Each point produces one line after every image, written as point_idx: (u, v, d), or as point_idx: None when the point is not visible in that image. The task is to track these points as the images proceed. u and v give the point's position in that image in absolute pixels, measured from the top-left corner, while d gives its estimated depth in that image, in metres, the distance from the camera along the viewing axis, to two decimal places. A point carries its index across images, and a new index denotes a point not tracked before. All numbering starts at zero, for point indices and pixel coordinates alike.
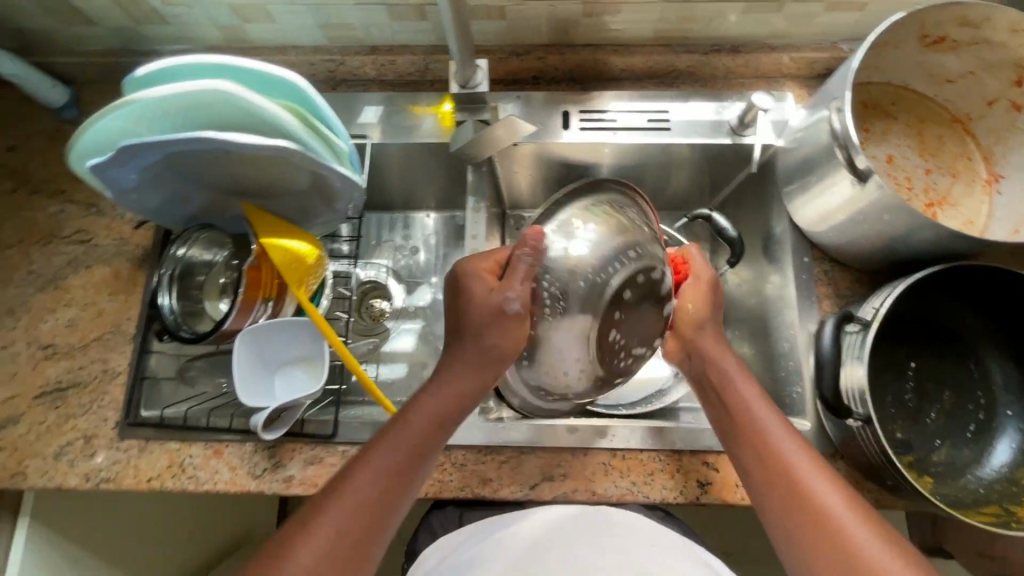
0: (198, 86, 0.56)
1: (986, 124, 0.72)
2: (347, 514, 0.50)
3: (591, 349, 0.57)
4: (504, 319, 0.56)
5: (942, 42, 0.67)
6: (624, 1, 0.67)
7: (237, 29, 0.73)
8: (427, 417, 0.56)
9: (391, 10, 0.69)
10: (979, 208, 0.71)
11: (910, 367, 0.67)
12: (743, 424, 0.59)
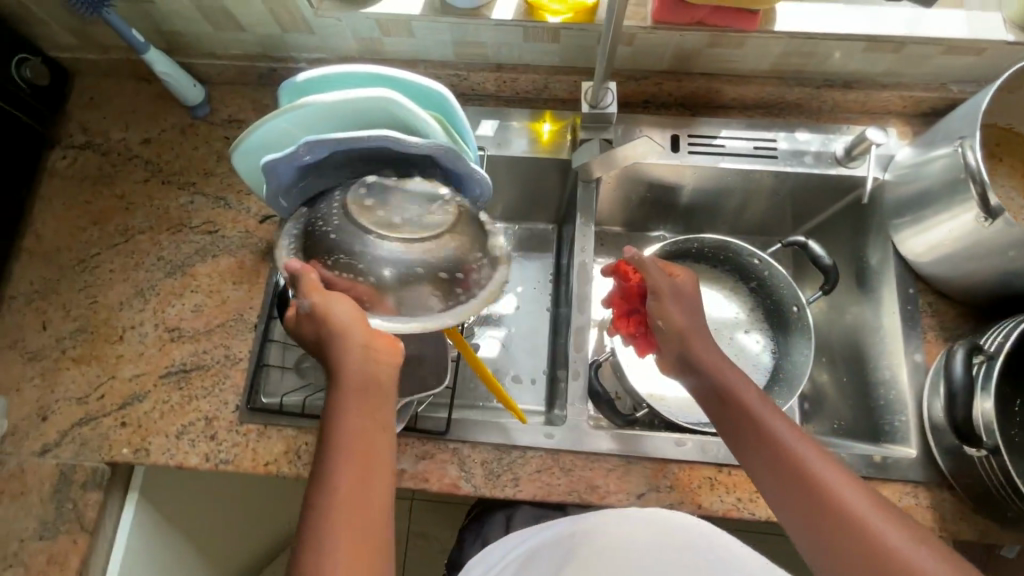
0: (356, 92, 0.59)
1: None
2: (347, 462, 0.53)
3: (406, 232, 0.58)
4: (317, 318, 0.57)
5: None
6: (751, 35, 0.71)
7: (375, 41, 0.78)
8: (354, 346, 0.56)
9: (527, 31, 0.73)
10: None
11: (1016, 406, 0.65)
12: (744, 430, 0.60)
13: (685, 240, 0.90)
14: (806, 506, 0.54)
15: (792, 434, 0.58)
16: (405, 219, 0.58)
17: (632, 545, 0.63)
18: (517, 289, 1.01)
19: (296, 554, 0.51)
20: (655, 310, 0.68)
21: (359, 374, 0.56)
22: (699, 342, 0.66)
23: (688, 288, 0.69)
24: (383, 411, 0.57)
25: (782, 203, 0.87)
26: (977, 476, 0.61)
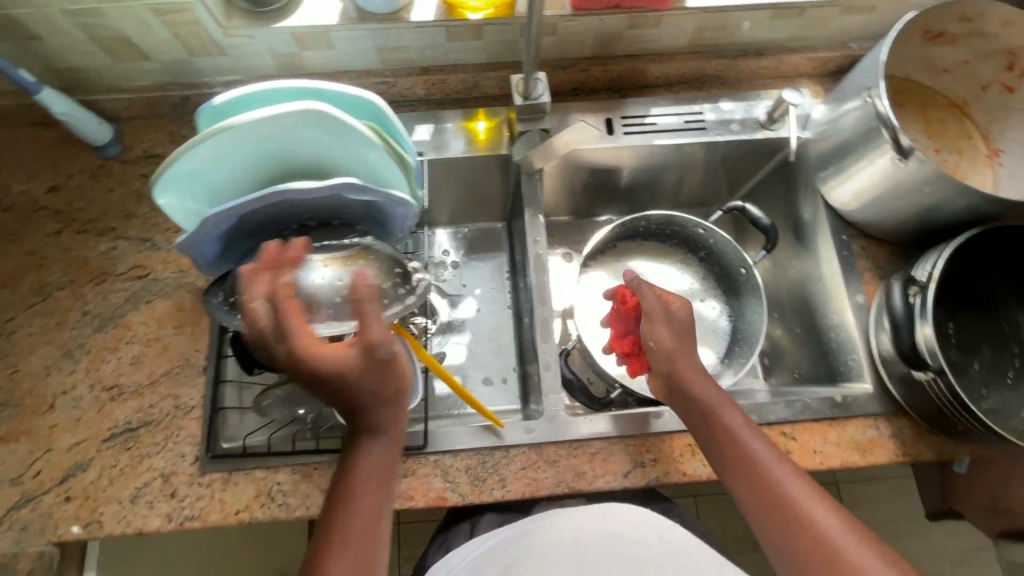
0: (280, 108, 0.57)
1: (981, 107, 0.81)
2: (356, 501, 0.58)
3: (323, 252, 0.62)
4: (374, 360, 0.55)
5: (941, 37, 0.75)
6: (666, 14, 0.73)
7: (294, 56, 0.74)
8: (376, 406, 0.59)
9: (450, 30, 0.72)
10: (985, 179, 0.79)
11: (950, 328, 0.72)
12: (714, 442, 0.63)
13: (632, 220, 0.93)
14: (769, 509, 0.59)
15: (768, 455, 0.61)
16: (322, 244, 0.63)
17: (587, 539, 0.71)
18: (475, 292, 1.00)
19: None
20: (645, 331, 0.70)
21: (382, 413, 0.60)
22: (684, 363, 0.67)
23: (681, 314, 0.70)
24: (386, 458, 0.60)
25: (716, 173, 0.91)
26: (929, 398, 0.65)
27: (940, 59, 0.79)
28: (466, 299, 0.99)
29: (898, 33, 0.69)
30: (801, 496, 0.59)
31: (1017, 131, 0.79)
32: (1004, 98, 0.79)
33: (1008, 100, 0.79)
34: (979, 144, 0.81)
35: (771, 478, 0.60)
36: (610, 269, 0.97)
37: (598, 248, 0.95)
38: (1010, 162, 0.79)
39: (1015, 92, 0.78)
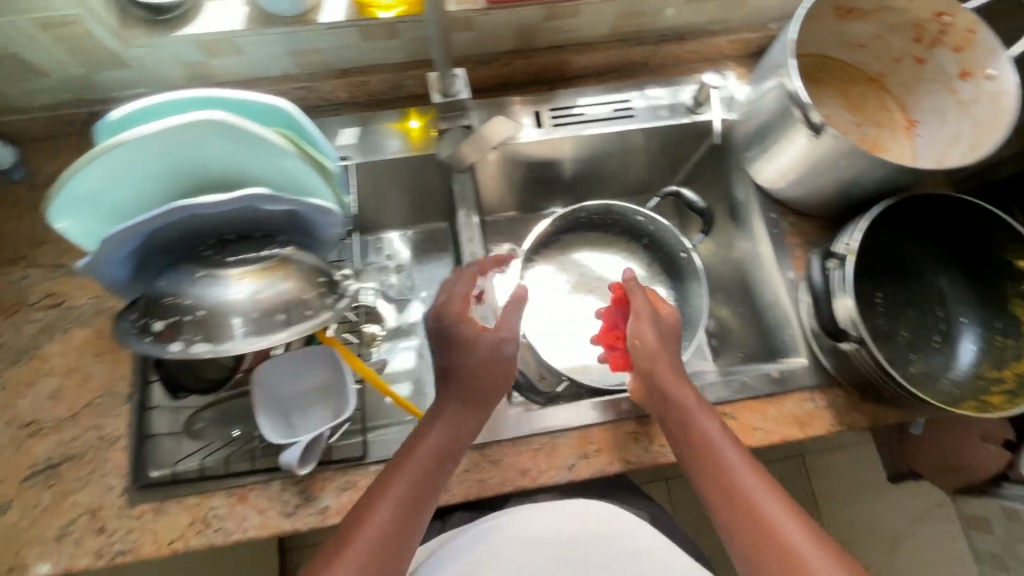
0: (182, 120, 0.55)
1: (898, 78, 0.82)
2: (404, 502, 0.56)
3: (235, 266, 0.61)
4: (498, 356, 0.63)
5: (852, 13, 0.76)
6: (582, 4, 0.72)
7: (202, 65, 0.71)
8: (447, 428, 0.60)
9: (362, 30, 0.70)
10: (903, 149, 0.81)
11: (877, 297, 0.75)
12: (687, 443, 0.63)
13: (571, 212, 0.93)
14: (736, 510, 0.57)
15: (742, 461, 0.60)
16: (235, 258, 0.61)
17: (554, 537, 0.71)
18: (420, 295, 1.00)
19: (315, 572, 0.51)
20: (632, 330, 0.70)
21: (462, 421, 0.61)
22: (665, 367, 0.67)
23: (669, 320, 0.72)
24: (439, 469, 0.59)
25: (651, 159, 0.91)
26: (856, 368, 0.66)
27: (853, 34, 0.80)
28: (411, 303, 0.99)
29: (802, 11, 0.70)
30: (764, 502, 0.57)
31: (932, 99, 0.80)
32: (917, 70, 0.79)
33: (920, 71, 0.79)
34: (896, 116, 0.83)
35: (738, 481, 0.58)
36: (556, 263, 0.98)
37: (541, 243, 0.96)
38: (925, 133, 0.80)
39: (926, 64, 0.78)
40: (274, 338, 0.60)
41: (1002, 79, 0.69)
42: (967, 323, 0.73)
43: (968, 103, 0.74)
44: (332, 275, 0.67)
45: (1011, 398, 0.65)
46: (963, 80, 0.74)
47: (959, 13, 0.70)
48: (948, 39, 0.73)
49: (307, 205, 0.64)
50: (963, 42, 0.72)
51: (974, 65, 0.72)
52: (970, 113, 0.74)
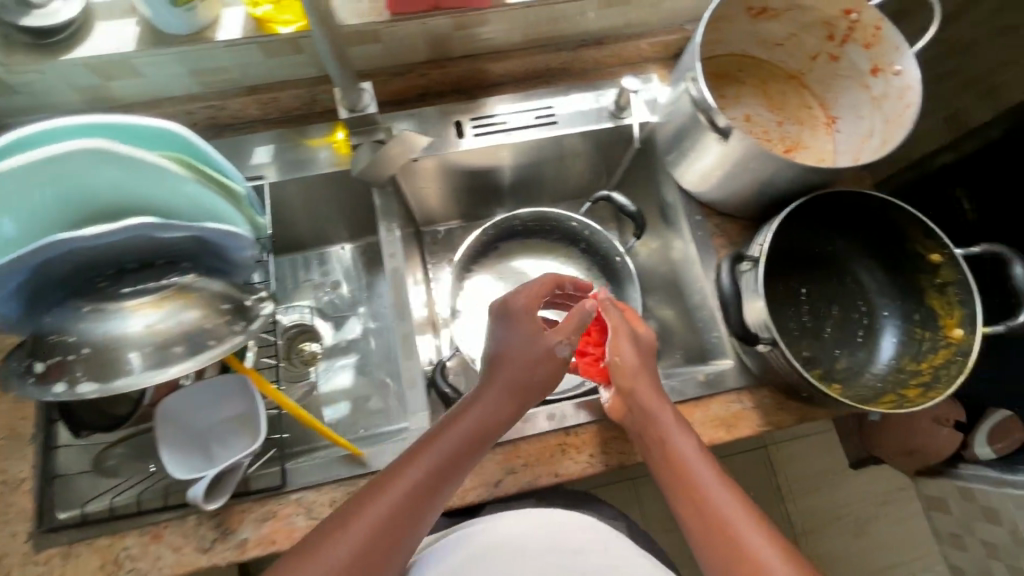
0: (55, 150, 0.52)
1: (815, 76, 0.83)
2: (417, 489, 0.54)
3: (130, 299, 0.58)
4: (549, 357, 0.63)
5: (764, 12, 0.76)
6: (491, 12, 0.71)
7: (99, 87, 0.69)
8: (474, 423, 0.59)
9: (264, 46, 0.68)
10: (825, 146, 0.81)
11: (802, 293, 0.76)
12: (661, 455, 0.63)
13: (504, 220, 0.94)
14: (708, 528, 0.58)
15: (714, 480, 0.60)
16: (131, 289, 0.59)
17: (537, 545, 0.67)
18: (358, 311, 0.98)
19: (316, 541, 0.51)
20: (610, 348, 0.69)
21: (499, 414, 0.60)
22: (644, 385, 0.66)
23: (646, 338, 0.70)
24: (462, 461, 0.58)
25: (582, 163, 0.91)
26: (775, 370, 0.66)
27: (770, 33, 0.80)
28: (349, 319, 0.97)
29: (709, 14, 0.70)
30: (726, 510, 0.58)
31: (849, 95, 0.80)
32: (833, 67, 0.80)
33: (835, 69, 0.80)
34: (816, 112, 0.83)
35: (708, 500, 0.59)
36: (494, 272, 0.97)
37: (475, 253, 0.95)
38: (844, 129, 0.81)
39: (839, 61, 0.78)
40: (174, 369, 0.58)
41: (907, 74, 0.70)
42: (887, 316, 0.74)
43: (880, 99, 0.75)
44: (240, 300, 0.65)
45: (927, 391, 0.65)
46: (875, 76, 0.75)
47: (864, 11, 0.70)
48: (857, 36, 0.74)
49: (209, 230, 0.61)
50: (870, 39, 0.72)
51: (882, 61, 0.73)
52: (882, 109, 0.75)
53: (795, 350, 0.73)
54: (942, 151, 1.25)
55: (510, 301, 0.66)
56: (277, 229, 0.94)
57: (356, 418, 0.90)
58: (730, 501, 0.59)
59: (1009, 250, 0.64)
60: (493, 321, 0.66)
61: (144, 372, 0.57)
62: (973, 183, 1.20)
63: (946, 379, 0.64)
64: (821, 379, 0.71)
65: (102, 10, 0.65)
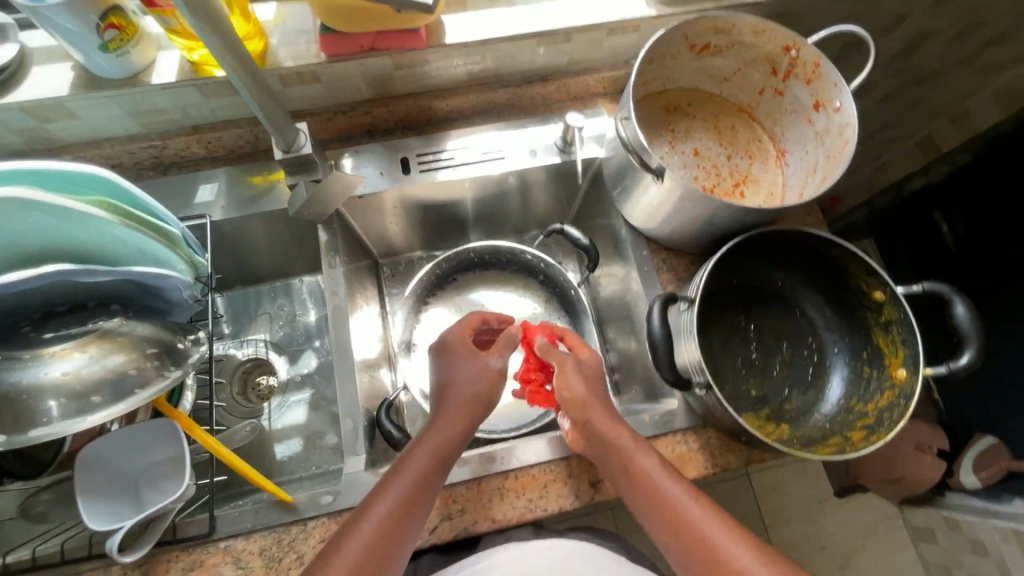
0: None
1: (764, 109, 0.83)
2: (388, 520, 0.52)
3: (52, 346, 0.56)
4: (489, 372, 0.65)
5: (708, 49, 0.76)
6: (429, 52, 0.71)
7: (37, 129, 0.69)
8: (434, 445, 0.59)
9: (201, 88, 0.69)
10: (775, 179, 0.80)
11: (751, 329, 0.74)
12: (627, 479, 0.60)
13: (458, 252, 0.93)
14: (688, 547, 0.54)
15: (687, 496, 0.56)
16: (55, 334, 0.57)
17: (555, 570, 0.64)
18: (315, 344, 0.96)
19: None
20: (558, 382, 0.67)
21: (456, 430, 0.61)
22: (598, 412, 0.63)
23: (593, 366, 0.69)
24: (430, 484, 0.56)
25: (534, 195, 0.90)
26: (714, 414, 0.65)
27: (716, 67, 0.80)
28: (305, 353, 0.95)
29: (644, 54, 0.70)
30: (699, 518, 0.55)
31: (796, 129, 0.80)
32: (779, 101, 0.80)
33: (781, 103, 0.80)
34: (765, 146, 0.83)
35: (684, 517, 0.55)
36: (450, 304, 0.95)
37: (430, 285, 0.93)
38: (792, 163, 0.80)
39: (785, 95, 0.78)
40: (100, 414, 0.56)
41: (846, 111, 0.69)
42: (837, 354, 0.72)
43: (823, 134, 0.75)
44: (171, 343, 0.64)
45: (870, 434, 0.64)
46: (818, 111, 0.75)
47: (802, 47, 0.70)
48: (799, 72, 0.74)
49: (139, 272, 0.61)
50: (811, 74, 0.72)
51: (823, 97, 0.73)
52: (826, 145, 0.74)
53: (742, 390, 0.71)
54: (917, 175, 1.25)
55: (445, 332, 0.70)
56: (237, 266, 0.94)
57: (307, 455, 0.88)
58: (707, 516, 0.55)
59: (949, 289, 0.63)
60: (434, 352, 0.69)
61: (65, 420, 0.55)
62: (950, 205, 1.18)
63: (889, 422, 0.63)
64: (769, 419, 0.70)
65: (38, 56, 0.66)
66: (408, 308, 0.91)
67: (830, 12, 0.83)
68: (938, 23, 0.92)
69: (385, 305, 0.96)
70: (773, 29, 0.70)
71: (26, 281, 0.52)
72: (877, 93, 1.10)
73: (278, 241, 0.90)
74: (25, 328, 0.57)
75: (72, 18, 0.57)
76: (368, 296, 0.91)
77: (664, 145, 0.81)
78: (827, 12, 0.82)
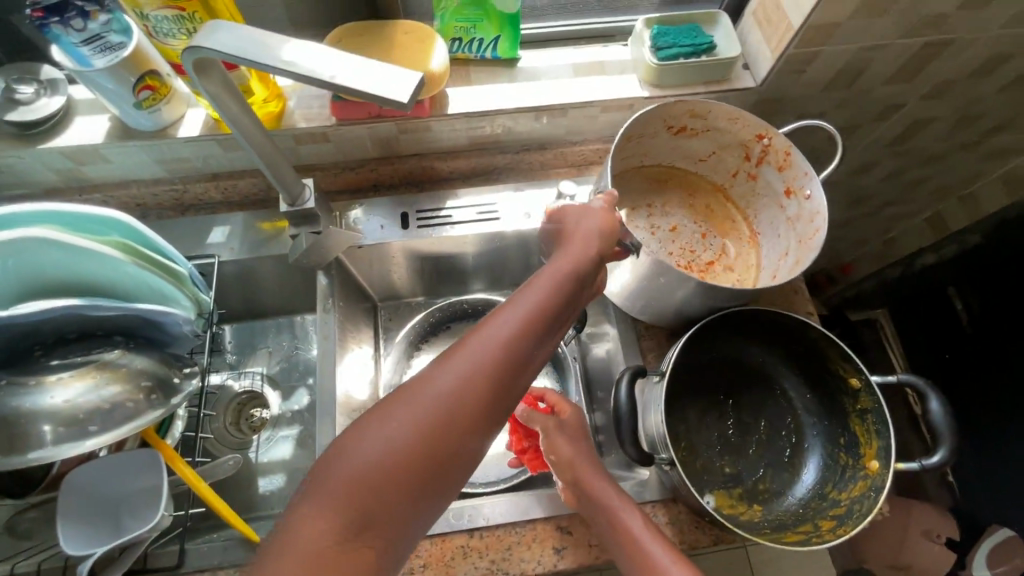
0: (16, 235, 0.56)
1: (738, 190, 0.85)
2: (497, 344, 0.46)
3: (62, 372, 0.59)
4: (592, 216, 0.61)
5: (684, 130, 0.79)
6: (432, 120, 0.77)
7: (73, 170, 0.77)
8: (548, 283, 0.52)
9: (222, 143, 0.75)
10: (749, 260, 0.82)
11: (729, 405, 0.74)
12: (612, 535, 0.60)
13: (452, 302, 0.96)
14: None
15: (668, 556, 0.56)
16: (62, 360, 0.60)
17: None
18: (308, 382, 0.99)
19: (378, 409, 0.43)
20: (547, 446, 0.68)
21: (574, 272, 0.54)
22: (585, 469, 0.65)
23: (572, 419, 0.70)
24: (547, 319, 0.50)
25: (529, 253, 0.93)
26: (680, 490, 0.65)
27: (692, 149, 0.84)
28: (298, 390, 0.98)
29: (620, 135, 0.72)
30: None
31: (768, 213, 0.82)
32: (752, 184, 0.83)
33: (754, 186, 0.83)
34: (739, 228, 0.85)
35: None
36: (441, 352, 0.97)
37: (423, 332, 0.97)
38: (766, 245, 0.82)
39: (757, 180, 0.81)
40: (95, 441, 0.60)
41: (815, 201, 0.72)
42: (815, 437, 0.72)
43: (794, 220, 0.77)
44: (167, 376, 0.67)
45: (838, 526, 0.63)
46: (789, 198, 0.77)
47: (774, 137, 0.73)
48: (771, 159, 0.77)
49: (147, 310, 0.64)
50: (782, 162, 0.75)
51: (794, 184, 0.75)
52: (796, 230, 0.76)
53: (715, 467, 0.70)
54: (926, 252, 1.24)
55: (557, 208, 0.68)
56: (243, 301, 0.99)
57: (288, 491, 0.90)
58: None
59: (925, 383, 0.63)
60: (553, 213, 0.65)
61: (62, 445, 0.58)
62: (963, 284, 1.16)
63: (858, 515, 0.62)
64: (742, 499, 0.69)
65: (83, 107, 0.75)
66: (399, 354, 0.94)
67: (821, 101, 0.86)
68: (937, 114, 0.93)
69: (380, 348, 0.99)
70: (746, 118, 0.74)
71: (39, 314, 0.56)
72: (878, 173, 1.11)
73: (283, 281, 0.95)
74: (38, 352, 0.60)
75: (112, 80, 0.64)
76: (362, 338, 0.94)
77: (640, 219, 0.83)
78: (818, 99, 0.85)
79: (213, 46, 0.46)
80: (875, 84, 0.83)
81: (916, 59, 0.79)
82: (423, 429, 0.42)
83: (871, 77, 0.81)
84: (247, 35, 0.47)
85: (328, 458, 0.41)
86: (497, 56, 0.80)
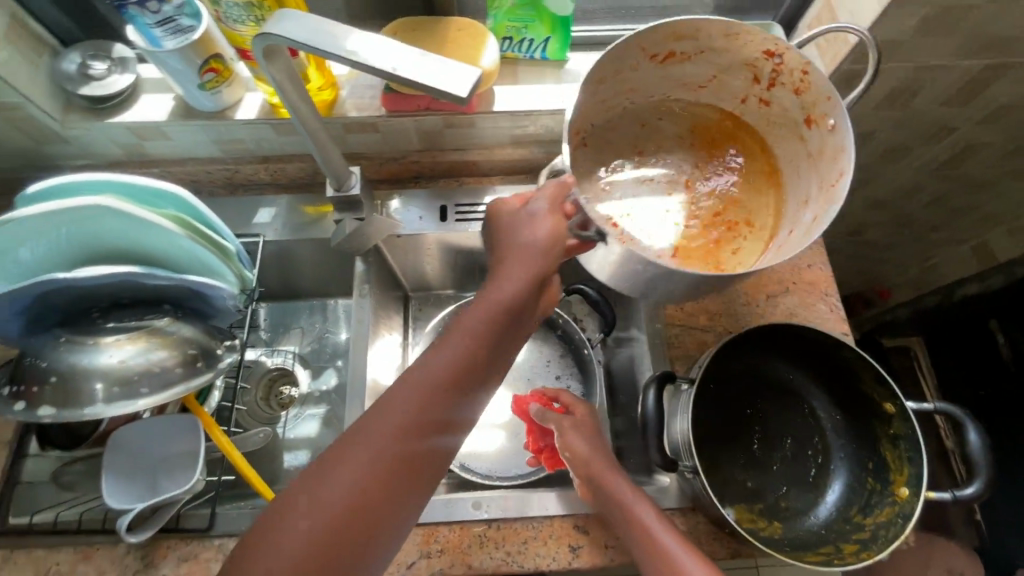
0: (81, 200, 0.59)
1: (750, 117, 0.73)
2: (456, 363, 0.53)
3: (118, 333, 0.63)
4: (533, 224, 0.59)
5: (672, 56, 0.67)
6: (477, 116, 0.79)
7: (136, 145, 0.81)
8: (495, 301, 0.56)
9: (275, 127, 0.78)
10: (764, 205, 0.70)
11: (754, 417, 0.73)
12: (629, 532, 0.60)
13: None
14: None
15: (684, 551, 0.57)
16: (117, 323, 0.64)
17: None
18: (337, 364, 1.02)
19: (355, 432, 0.49)
20: (561, 445, 0.69)
21: (517, 288, 0.57)
22: (601, 468, 0.65)
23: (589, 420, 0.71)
24: (500, 334, 0.56)
25: None
26: (702, 499, 0.65)
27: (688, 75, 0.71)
28: (327, 371, 1.01)
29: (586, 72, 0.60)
30: None
31: (786, 144, 0.70)
32: (766, 111, 0.70)
33: (767, 113, 0.70)
34: (751, 169, 0.72)
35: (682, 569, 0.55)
36: None
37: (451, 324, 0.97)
38: (786, 184, 0.69)
39: (771, 105, 0.69)
40: (142, 402, 0.62)
41: (841, 131, 0.60)
42: (842, 458, 0.71)
43: (817, 154, 0.65)
44: (210, 347, 0.69)
45: (861, 550, 0.62)
46: (810, 127, 0.65)
47: (786, 53, 0.61)
48: (785, 80, 0.65)
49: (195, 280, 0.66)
50: (799, 84, 0.63)
51: (815, 111, 0.63)
52: (820, 170, 0.64)
53: (736, 480, 0.70)
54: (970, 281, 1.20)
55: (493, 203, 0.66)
56: (281, 281, 1.02)
57: None
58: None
59: (962, 412, 0.62)
60: (488, 212, 0.65)
61: (113, 403, 0.61)
62: None
63: (883, 540, 0.62)
64: (762, 515, 0.68)
65: (150, 85, 0.79)
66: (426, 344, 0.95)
67: (872, 120, 0.84)
68: (994, 139, 0.90)
69: (408, 337, 1.01)
70: (749, 32, 0.61)
71: (96, 276, 0.59)
72: (925, 196, 1.08)
73: (320, 265, 0.98)
74: (95, 314, 0.64)
75: (181, 61, 0.68)
76: (392, 325, 0.96)
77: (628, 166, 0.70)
78: (870, 116, 0.84)
79: (280, 34, 0.48)
80: (931, 105, 0.81)
81: (975, 82, 0.77)
82: (400, 440, 0.49)
83: (927, 97, 0.79)
84: (312, 24, 0.48)
85: (316, 471, 0.48)
86: (545, 57, 0.82)
